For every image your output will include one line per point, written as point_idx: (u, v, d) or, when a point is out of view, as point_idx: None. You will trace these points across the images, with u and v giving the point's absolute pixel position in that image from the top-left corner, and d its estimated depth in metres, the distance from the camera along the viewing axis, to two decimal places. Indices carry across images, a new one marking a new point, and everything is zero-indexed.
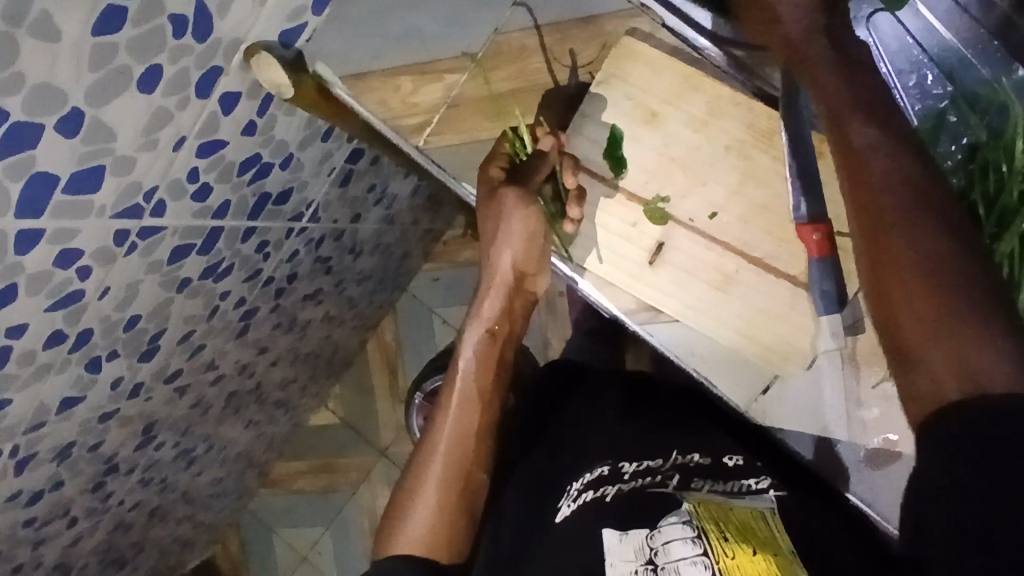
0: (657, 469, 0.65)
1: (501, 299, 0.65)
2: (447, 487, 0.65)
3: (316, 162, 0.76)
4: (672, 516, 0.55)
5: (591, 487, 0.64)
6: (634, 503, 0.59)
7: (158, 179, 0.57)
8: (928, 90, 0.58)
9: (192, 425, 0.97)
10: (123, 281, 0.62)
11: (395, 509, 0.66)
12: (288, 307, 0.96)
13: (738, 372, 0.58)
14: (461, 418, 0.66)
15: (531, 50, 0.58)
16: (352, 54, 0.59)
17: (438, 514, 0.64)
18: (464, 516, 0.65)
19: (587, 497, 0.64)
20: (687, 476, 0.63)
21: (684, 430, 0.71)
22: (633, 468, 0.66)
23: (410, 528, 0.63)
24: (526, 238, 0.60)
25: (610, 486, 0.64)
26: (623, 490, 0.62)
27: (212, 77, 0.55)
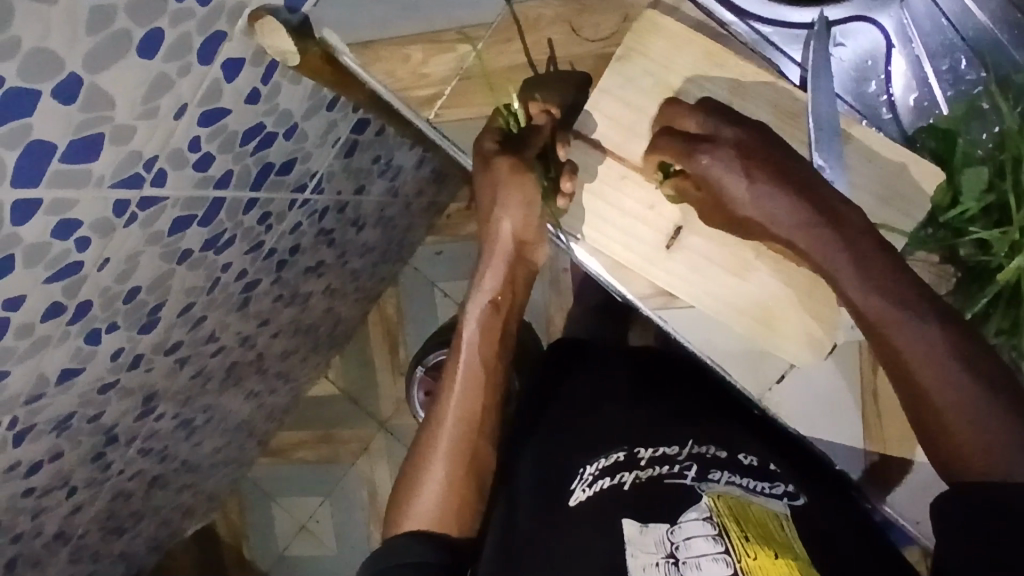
0: (673, 457, 0.64)
1: (502, 270, 0.62)
2: (455, 465, 0.64)
3: (320, 133, 0.74)
4: (693, 511, 0.56)
5: (606, 475, 0.63)
6: (654, 497, 0.59)
7: (159, 148, 0.55)
8: (962, 75, 0.55)
9: (192, 396, 0.96)
10: (123, 254, 0.61)
11: (404, 483, 0.65)
12: (290, 279, 0.95)
13: (751, 360, 0.58)
14: (466, 396, 0.64)
15: (546, 21, 0.55)
16: (359, 21, 0.57)
17: (447, 491, 0.63)
18: (473, 491, 0.64)
19: (603, 485, 0.63)
20: (704, 467, 0.63)
21: (697, 419, 0.70)
22: (649, 454, 0.65)
23: (419, 503, 0.63)
24: (518, 201, 0.58)
25: (627, 473, 0.63)
26: (640, 479, 0.62)
27: (215, 42, 0.52)
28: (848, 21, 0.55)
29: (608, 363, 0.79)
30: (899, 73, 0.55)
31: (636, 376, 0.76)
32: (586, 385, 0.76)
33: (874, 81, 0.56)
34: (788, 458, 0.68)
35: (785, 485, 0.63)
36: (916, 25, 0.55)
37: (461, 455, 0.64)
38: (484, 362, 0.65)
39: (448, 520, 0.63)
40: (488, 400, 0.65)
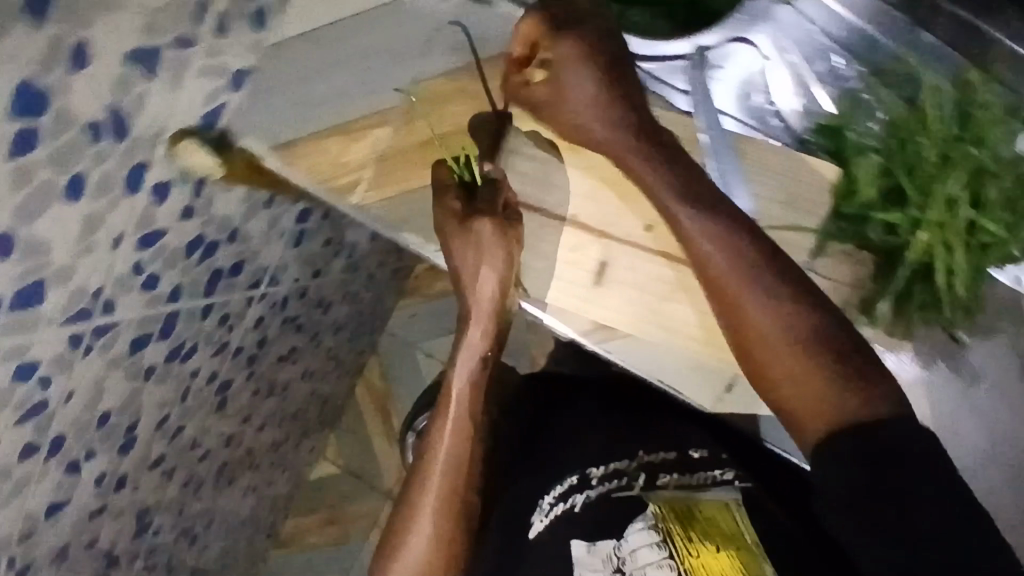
0: (625, 470, 0.67)
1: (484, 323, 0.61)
2: (442, 532, 0.60)
3: (264, 230, 0.76)
4: (639, 520, 0.59)
5: (559, 498, 0.66)
6: (603, 512, 0.62)
7: (103, 279, 0.57)
8: (839, 74, 0.58)
9: (187, 504, 0.96)
10: (87, 383, 0.63)
11: (384, 549, 0.61)
12: (264, 371, 0.97)
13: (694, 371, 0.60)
14: (453, 448, 0.61)
15: (451, 97, 0.60)
16: (277, 123, 0.61)
17: (430, 553, 0.59)
18: (463, 541, 0.61)
19: (556, 510, 0.65)
20: (653, 474, 0.66)
21: (653, 428, 0.72)
22: (601, 472, 0.68)
23: (401, 560, 0.59)
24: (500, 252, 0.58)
25: (578, 495, 0.66)
26: (590, 498, 0.65)
27: (140, 172, 0.55)
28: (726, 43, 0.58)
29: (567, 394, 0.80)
30: (781, 84, 0.58)
31: (601, 402, 0.77)
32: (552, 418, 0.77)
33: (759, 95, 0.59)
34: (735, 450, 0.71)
35: (734, 475, 0.66)
36: (787, 35, 0.58)
37: (449, 516, 0.60)
38: (472, 410, 0.62)
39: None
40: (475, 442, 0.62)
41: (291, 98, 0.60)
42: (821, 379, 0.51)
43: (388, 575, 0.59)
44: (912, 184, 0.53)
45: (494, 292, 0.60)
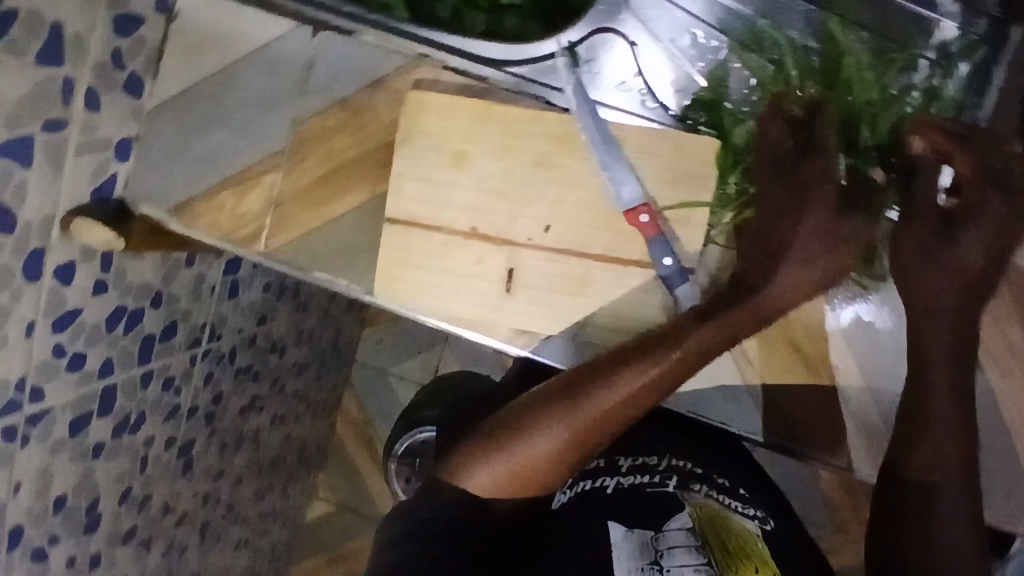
0: (654, 467, 0.69)
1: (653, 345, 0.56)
2: (555, 452, 0.59)
3: (192, 288, 0.77)
4: (674, 520, 0.61)
5: (587, 479, 0.68)
6: (640, 499, 0.64)
7: (24, 368, 0.57)
8: (705, 46, 0.59)
9: (174, 571, 0.96)
10: (32, 473, 0.62)
11: (496, 462, 0.59)
12: (227, 426, 0.97)
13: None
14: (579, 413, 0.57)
15: (333, 130, 0.59)
16: (170, 186, 0.61)
17: (517, 464, 0.59)
18: (532, 482, 0.60)
19: (583, 487, 0.67)
20: (685, 479, 0.68)
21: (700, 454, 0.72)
22: (630, 462, 0.70)
23: (477, 467, 0.59)
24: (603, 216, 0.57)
25: (608, 478, 0.68)
26: (622, 484, 0.67)
27: (38, 258, 0.55)
28: (590, 37, 0.59)
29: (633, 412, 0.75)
30: (654, 64, 0.59)
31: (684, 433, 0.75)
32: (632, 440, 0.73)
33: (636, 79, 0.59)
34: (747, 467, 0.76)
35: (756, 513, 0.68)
36: (649, 20, 0.59)
37: (578, 435, 0.58)
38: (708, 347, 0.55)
39: (514, 487, 0.60)
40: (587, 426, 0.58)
41: (180, 159, 0.61)
42: (944, 327, 0.54)
43: (470, 464, 0.60)
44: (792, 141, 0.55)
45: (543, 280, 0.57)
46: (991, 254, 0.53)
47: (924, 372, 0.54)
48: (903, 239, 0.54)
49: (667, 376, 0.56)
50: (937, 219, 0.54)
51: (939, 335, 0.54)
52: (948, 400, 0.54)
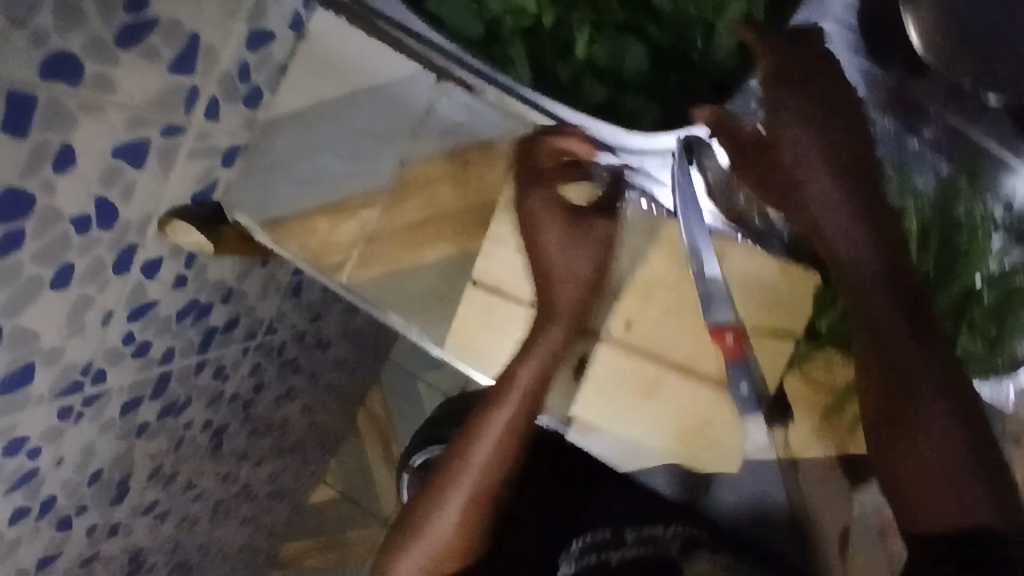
0: (659, 535, 0.61)
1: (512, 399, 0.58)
2: (461, 519, 0.58)
3: (260, 286, 0.77)
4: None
5: (592, 551, 0.62)
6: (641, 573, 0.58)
7: (93, 353, 0.58)
8: None
9: (182, 540, 0.98)
10: (77, 447, 0.64)
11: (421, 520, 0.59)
12: (261, 412, 0.98)
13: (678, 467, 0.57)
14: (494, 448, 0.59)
15: (436, 180, 0.59)
16: (267, 200, 0.62)
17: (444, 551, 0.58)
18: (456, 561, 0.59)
19: (588, 560, 0.61)
20: (689, 546, 0.59)
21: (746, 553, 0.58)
22: (635, 534, 0.63)
23: (402, 563, 0.59)
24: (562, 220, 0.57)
25: (610, 551, 0.61)
26: (624, 558, 0.60)
27: (130, 253, 0.56)
28: None
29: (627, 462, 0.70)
30: None
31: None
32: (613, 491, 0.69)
33: None
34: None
35: None
36: None
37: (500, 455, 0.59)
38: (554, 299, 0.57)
39: (451, 570, 0.60)
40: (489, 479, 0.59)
41: (282, 175, 0.61)
42: (935, 436, 0.45)
43: (397, 562, 0.59)
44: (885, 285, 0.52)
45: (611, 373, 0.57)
46: (938, 405, 0.50)
47: (908, 424, 0.45)
48: (909, 332, 0.50)
49: (503, 441, 0.59)
50: (919, 299, 0.48)
51: (935, 459, 0.44)
52: (931, 513, 0.44)
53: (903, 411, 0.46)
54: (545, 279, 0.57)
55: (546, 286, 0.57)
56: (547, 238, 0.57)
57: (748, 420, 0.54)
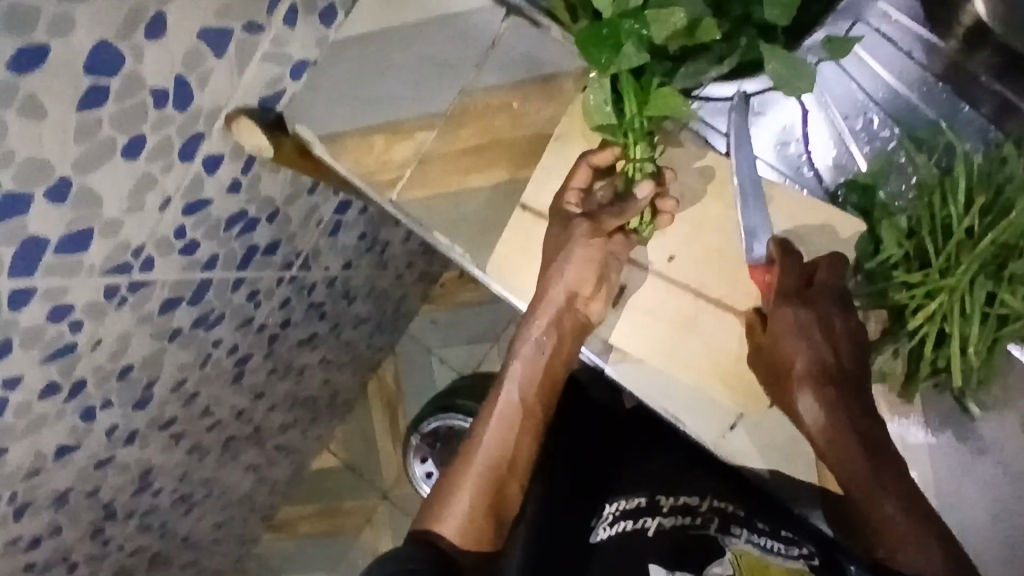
0: (696, 509, 0.65)
1: (496, 430, 0.61)
2: (477, 506, 0.60)
3: (302, 215, 0.80)
4: (716, 565, 0.59)
5: (628, 518, 0.65)
6: (679, 543, 0.61)
7: (146, 238, 0.60)
8: (876, 134, 0.58)
9: (190, 470, 0.99)
10: (115, 334, 0.65)
11: (423, 514, 0.62)
12: (283, 352, 1.00)
13: (696, 419, 0.58)
14: (480, 488, 0.60)
15: (494, 109, 0.61)
16: (327, 116, 0.64)
17: (473, 517, 0.60)
18: (492, 520, 0.60)
19: (624, 527, 0.64)
20: (727, 522, 0.64)
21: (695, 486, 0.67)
22: (670, 501, 0.66)
23: (453, 507, 0.60)
24: (592, 269, 0.57)
25: (649, 518, 0.64)
26: (664, 526, 0.63)
27: (196, 142, 0.58)
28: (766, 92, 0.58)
29: (626, 429, 0.77)
30: (817, 137, 0.59)
31: (653, 432, 0.75)
32: (618, 445, 0.75)
33: (795, 143, 0.59)
34: (770, 507, 0.67)
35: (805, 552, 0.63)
36: (827, 90, 0.59)
37: (486, 503, 0.60)
38: (508, 449, 0.61)
39: (481, 534, 0.60)
40: (521, 429, 0.61)
41: (346, 95, 0.64)
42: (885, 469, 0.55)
43: (445, 510, 0.60)
44: (985, 217, 0.52)
45: (648, 302, 0.59)
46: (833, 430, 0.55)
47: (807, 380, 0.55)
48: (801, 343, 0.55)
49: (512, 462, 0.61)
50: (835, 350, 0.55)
51: (871, 479, 0.55)
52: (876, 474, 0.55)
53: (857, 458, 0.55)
54: (569, 301, 0.57)
55: (537, 301, 0.59)
56: (564, 274, 0.57)
57: None
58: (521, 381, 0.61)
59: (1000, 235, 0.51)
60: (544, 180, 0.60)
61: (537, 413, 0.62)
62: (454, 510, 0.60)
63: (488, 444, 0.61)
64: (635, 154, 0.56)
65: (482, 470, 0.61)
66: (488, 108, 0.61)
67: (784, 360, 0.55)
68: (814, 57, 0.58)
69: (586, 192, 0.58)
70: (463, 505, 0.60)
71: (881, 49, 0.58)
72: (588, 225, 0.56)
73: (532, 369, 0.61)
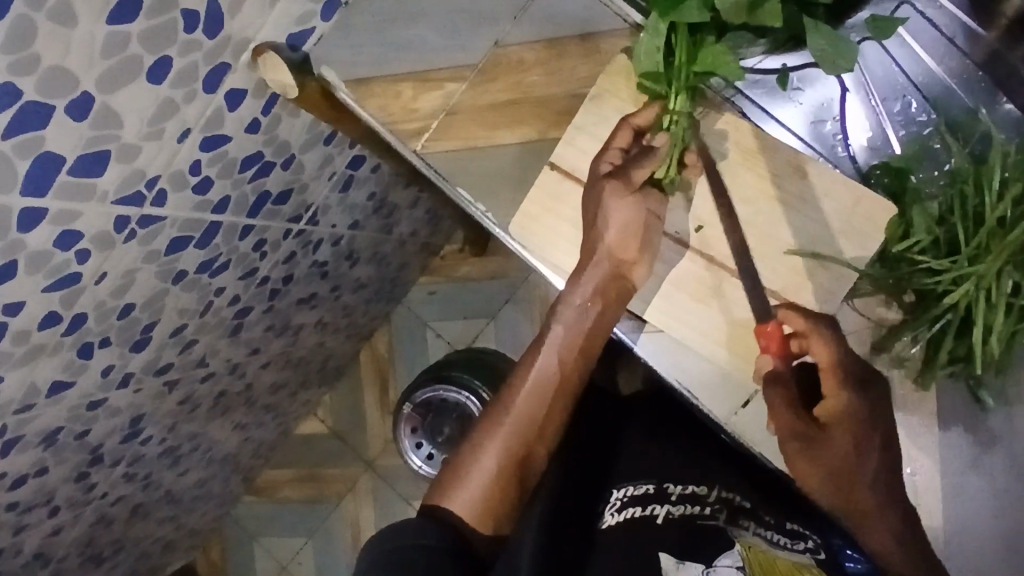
0: (703, 498, 0.65)
1: (530, 400, 0.59)
2: (501, 476, 0.58)
3: (316, 166, 0.78)
4: (725, 557, 0.57)
5: (636, 504, 0.64)
6: (688, 532, 0.60)
7: (161, 169, 0.59)
8: (913, 116, 0.59)
9: (179, 422, 0.97)
10: (121, 268, 0.64)
11: (437, 487, 0.59)
12: (282, 310, 0.98)
13: (710, 397, 0.59)
14: (505, 457, 0.59)
15: (528, 64, 0.60)
16: (355, 60, 0.63)
17: (494, 487, 0.58)
18: (514, 493, 0.59)
19: (632, 513, 0.64)
20: (733, 514, 0.63)
21: (703, 474, 0.68)
22: (679, 490, 0.65)
23: (473, 481, 0.58)
24: (632, 232, 0.57)
25: (658, 506, 0.63)
26: (673, 514, 0.62)
27: (220, 73, 0.57)
28: (806, 67, 0.59)
29: (621, 425, 0.76)
30: (853, 117, 0.60)
31: (651, 424, 0.74)
32: (617, 437, 0.75)
33: (830, 121, 0.60)
34: (776, 504, 0.67)
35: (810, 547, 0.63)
36: (869, 71, 0.60)
37: (509, 472, 0.58)
38: (539, 416, 0.59)
39: (496, 510, 0.58)
40: (554, 401, 0.60)
41: (375, 39, 0.62)
42: (895, 525, 0.56)
43: (462, 482, 0.58)
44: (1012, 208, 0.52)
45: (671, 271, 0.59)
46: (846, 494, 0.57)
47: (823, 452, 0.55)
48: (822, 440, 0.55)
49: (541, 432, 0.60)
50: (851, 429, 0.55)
51: (892, 532, 0.56)
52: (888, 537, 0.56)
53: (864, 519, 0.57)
54: (615, 270, 0.57)
55: (585, 261, 0.58)
56: (605, 238, 0.57)
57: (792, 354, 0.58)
58: (559, 347, 0.60)
59: None
60: (575, 139, 0.60)
61: (572, 385, 0.60)
62: (475, 476, 0.58)
63: (521, 414, 0.59)
64: (675, 107, 0.55)
65: (511, 438, 0.59)
66: (523, 65, 0.60)
67: (802, 448, 0.55)
68: (857, 36, 0.58)
69: (625, 151, 0.58)
70: (486, 469, 0.58)
71: (924, 34, 0.59)
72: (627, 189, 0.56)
73: (572, 337, 0.59)
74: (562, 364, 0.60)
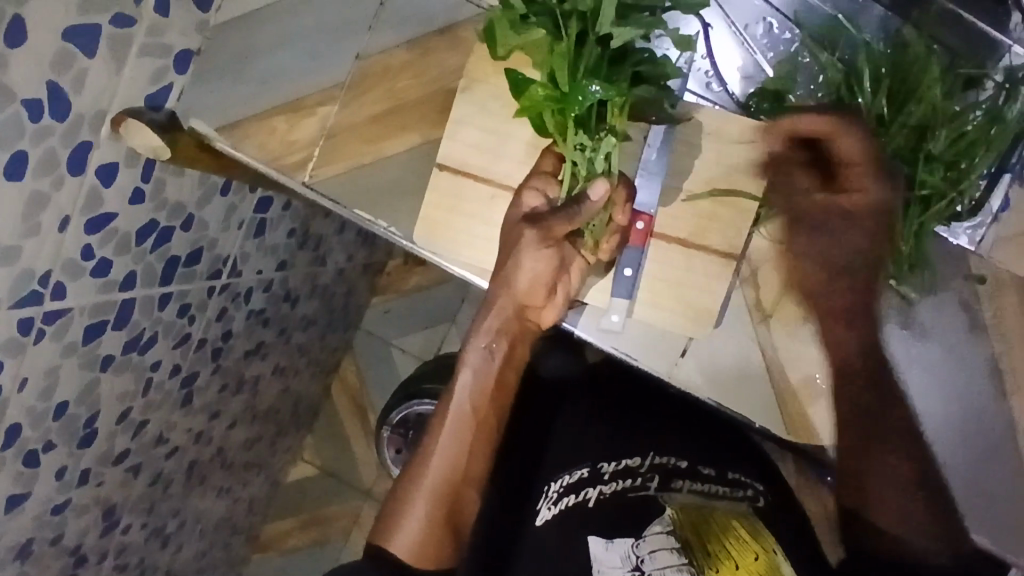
0: (636, 469, 0.69)
1: (452, 438, 0.61)
2: (430, 519, 0.61)
3: (221, 218, 0.76)
4: (656, 524, 0.63)
5: (570, 492, 0.68)
6: (619, 509, 0.65)
7: (51, 263, 0.57)
8: (778, 37, 0.60)
9: (156, 502, 0.96)
10: (40, 370, 0.62)
11: (380, 528, 0.62)
12: (231, 366, 0.96)
13: (647, 355, 0.60)
14: (432, 504, 0.61)
15: (394, 70, 0.60)
16: (223, 106, 0.61)
17: (425, 531, 0.60)
18: (449, 532, 0.61)
19: (567, 502, 0.67)
20: (667, 477, 0.68)
21: (645, 434, 0.72)
22: (612, 467, 0.69)
23: (402, 529, 0.61)
24: (544, 283, 0.57)
25: (590, 489, 0.67)
26: (602, 495, 0.67)
27: (84, 152, 0.55)
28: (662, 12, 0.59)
29: (570, 390, 0.77)
30: (723, 51, 0.60)
31: (599, 394, 0.76)
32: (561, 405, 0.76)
33: (703, 59, 0.60)
34: (722, 452, 0.72)
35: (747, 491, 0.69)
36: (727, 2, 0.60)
37: (439, 511, 0.61)
38: (463, 453, 0.61)
39: (434, 552, 0.61)
40: (479, 441, 0.61)
41: (235, 78, 0.61)
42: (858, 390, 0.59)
43: (394, 525, 0.61)
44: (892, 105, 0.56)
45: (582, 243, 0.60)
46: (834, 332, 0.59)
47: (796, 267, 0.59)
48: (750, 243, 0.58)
49: (460, 465, 0.61)
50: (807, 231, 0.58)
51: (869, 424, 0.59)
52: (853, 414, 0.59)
53: (850, 417, 0.60)
54: (521, 312, 0.59)
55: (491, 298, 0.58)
56: (515, 283, 0.57)
57: (700, 303, 0.59)
58: (472, 391, 0.61)
59: (912, 118, 0.55)
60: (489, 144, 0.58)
61: (489, 421, 0.61)
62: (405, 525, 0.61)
63: (445, 458, 0.61)
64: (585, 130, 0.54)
65: (433, 482, 0.61)
66: (390, 74, 0.60)
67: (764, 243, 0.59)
68: None
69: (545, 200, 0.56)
70: (417, 518, 0.60)
71: None
72: (533, 232, 0.55)
73: (483, 379, 0.60)
74: (474, 399, 0.60)
